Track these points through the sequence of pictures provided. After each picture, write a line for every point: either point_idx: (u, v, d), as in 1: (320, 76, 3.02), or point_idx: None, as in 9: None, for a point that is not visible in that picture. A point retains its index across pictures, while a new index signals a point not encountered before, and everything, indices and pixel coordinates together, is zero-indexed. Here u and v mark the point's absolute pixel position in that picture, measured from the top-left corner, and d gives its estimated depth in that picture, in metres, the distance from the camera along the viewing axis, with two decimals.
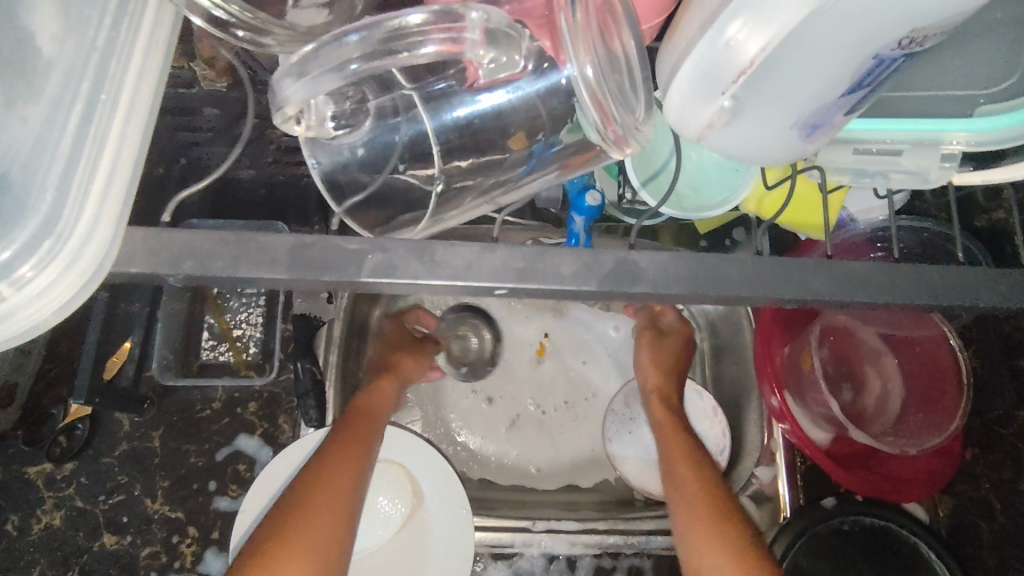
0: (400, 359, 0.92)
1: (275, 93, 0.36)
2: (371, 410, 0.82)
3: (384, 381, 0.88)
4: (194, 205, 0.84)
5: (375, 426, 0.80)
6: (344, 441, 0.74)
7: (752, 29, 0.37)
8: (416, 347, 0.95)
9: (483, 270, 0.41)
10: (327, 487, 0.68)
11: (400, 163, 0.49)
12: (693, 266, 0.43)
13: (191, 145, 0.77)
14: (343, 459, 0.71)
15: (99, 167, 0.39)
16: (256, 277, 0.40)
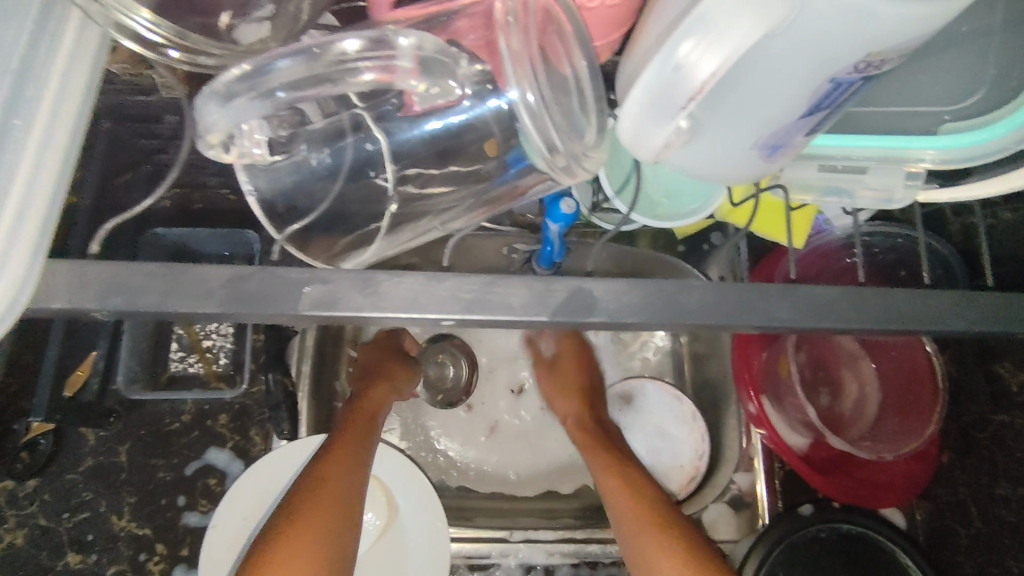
0: (392, 366, 0.90)
1: (200, 119, 0.33)
2: (365, 412, 0.81)
3: (374, 385, 0.86)
4: (160, 213, 0.81)
5: (374, 427, 0.80)
6: (342, 438, 0.73)
7: (703, 52, 0.32)
8: (395, 357, 0.92)
9: (430, 302, 0.39)
10: (332, 481, 0.67)
11: (376, 171, 0.47)
12: (651, 294, 0.42)
13: (152, 152, 0.74)
14: (345, 454, 0.71)
15: (8, 195, 0.37)
16: (187, 312, 0.38)
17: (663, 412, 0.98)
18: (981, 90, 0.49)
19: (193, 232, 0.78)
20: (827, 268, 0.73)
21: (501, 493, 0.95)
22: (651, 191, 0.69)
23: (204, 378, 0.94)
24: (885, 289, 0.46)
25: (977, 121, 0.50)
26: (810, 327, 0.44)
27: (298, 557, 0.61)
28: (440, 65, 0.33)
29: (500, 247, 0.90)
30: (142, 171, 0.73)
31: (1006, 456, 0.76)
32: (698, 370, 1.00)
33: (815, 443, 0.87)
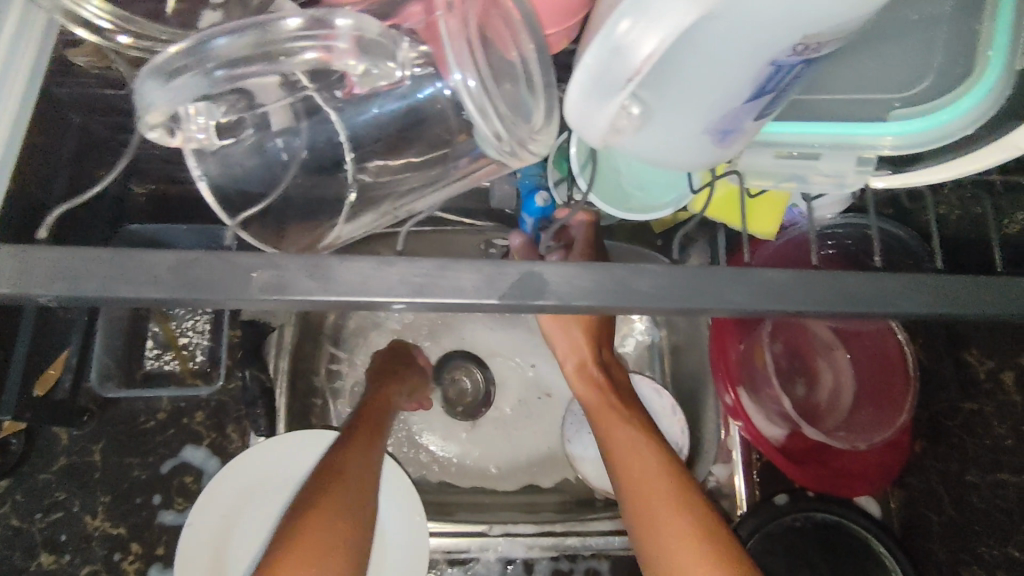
0: (403, 368, 0.91)
1: (138, 100, 0.33)
2: (379, 407, 0.84)
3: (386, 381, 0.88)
4: (135, 208, 0.80)
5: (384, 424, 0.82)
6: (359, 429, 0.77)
7: (640, 32, 0.33)
8: (406, 361, 0.93)
9: (380, 286, 0.40)
10: (354, 464, 0.70)
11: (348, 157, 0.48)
12: (601, 278, 0.42)
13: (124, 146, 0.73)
14: (363, 442, 0.74)
15: None
16: (133, 298, 0.38)
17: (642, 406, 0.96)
18: (927, 79, 0.51)
19: (171, 228, 0.77)
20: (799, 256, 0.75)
21: (480, 486, 0.96)
22: (627, 184, 0.71)
23: (177, 375, 0.93)
24: (838, 272, 0.46)
25: (928, 107, 0.51)
26: (763, 309, 0.45)
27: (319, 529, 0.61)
28: (380, 48, 0.33)
29: (478, 242, 0.92)
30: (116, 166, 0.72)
31: (975, 442, 0.77)
32: (676, 362, 1.01)
33: (793, 434, 0.87)
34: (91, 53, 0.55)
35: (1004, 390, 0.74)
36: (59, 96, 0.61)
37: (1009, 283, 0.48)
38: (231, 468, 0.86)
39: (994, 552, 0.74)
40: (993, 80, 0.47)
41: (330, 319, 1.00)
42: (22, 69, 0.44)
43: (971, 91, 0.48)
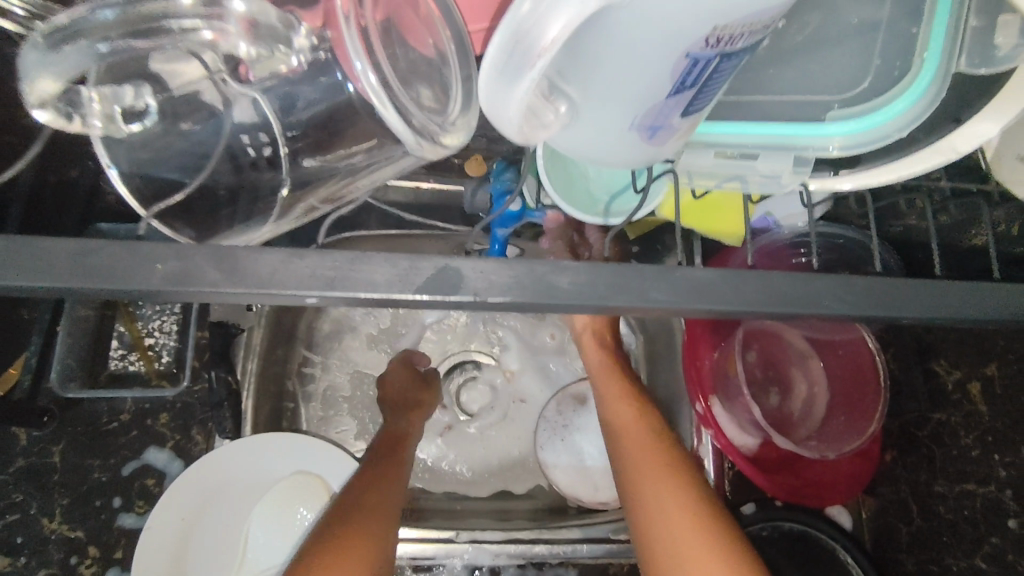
0: (412, 394, 0.92)
1: (24, 70, 0.31)
2: (406, 443, 0.86)
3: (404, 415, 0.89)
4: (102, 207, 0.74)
5: (407, 445, 0.86)
6: (384, 465, 0.78)
7: (544, 13, 0.32)
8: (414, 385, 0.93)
9: (290, 278, 0.39)
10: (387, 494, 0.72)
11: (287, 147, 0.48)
12: (521, 273, 0.42)
13: None
14: (390, 477, 0.76)
15: None
16: (31, 286, 0.37)
17: None
18: (867, 79, 0.51)
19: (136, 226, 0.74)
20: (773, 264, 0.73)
21: (455, 491, 0.95)
22: (595, 190, 0.70)
23: (144, 377, 0.92)
24: (765, 271, 0.46)
25: (865, 108, 0.50)
26: (687, 308, 0.44)
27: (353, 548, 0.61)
28: (273, 34, 0.33)
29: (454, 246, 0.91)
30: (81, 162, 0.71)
31: (943, 452, 0.77)
32: (652, 369, 1.00)
33: (765, 442, 0.86)
34: None
35: (970, 401, 0.74)
36: None
37: (940, 285, 0.48)
38: (200, 467, 0.85)
39: (962, 564, 0.73)
40: (927, 79, 0.47)
41: (304, 321, 0.99)
42: None
43: (907, 91, 0.48)
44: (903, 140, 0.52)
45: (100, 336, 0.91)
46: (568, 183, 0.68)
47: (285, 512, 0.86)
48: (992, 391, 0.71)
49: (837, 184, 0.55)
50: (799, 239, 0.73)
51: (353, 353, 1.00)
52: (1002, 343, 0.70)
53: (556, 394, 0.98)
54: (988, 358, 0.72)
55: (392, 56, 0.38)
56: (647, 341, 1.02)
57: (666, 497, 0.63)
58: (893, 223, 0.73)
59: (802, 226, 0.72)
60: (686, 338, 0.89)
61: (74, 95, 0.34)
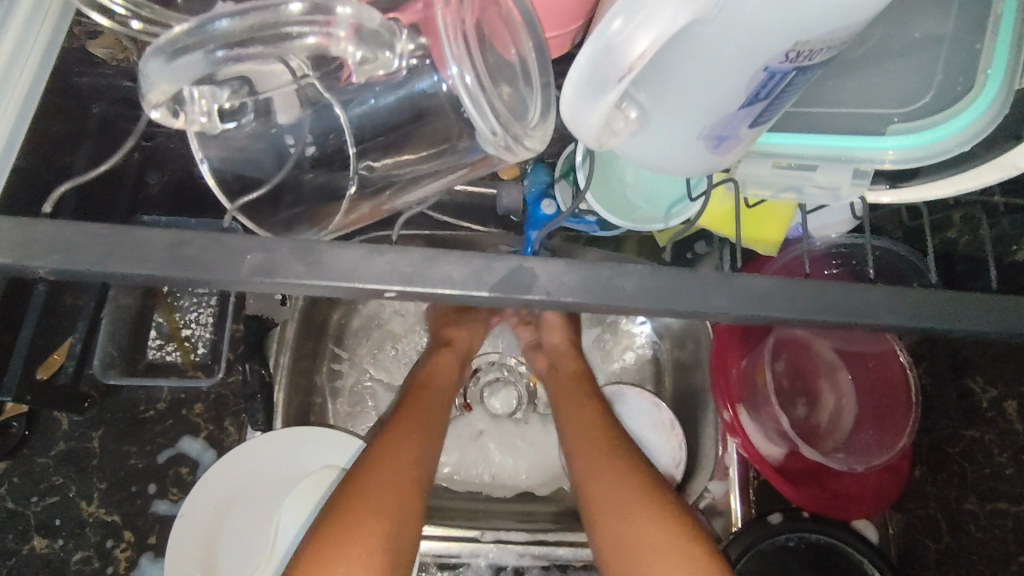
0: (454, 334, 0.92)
1: (145, 78, 0.34)
2: (434, 385, 0.85)
3: (439, 359, 0.89)
4: (150, 199, 0.77)
5: (443, 397, 0.84)
6: (411, 409, 0.79)
7: (635, 26, 0.34)
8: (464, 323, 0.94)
9: (370, 273, 0.41)
10: (408, 450, 0.73)
11: (353, 142, 0.50)
12: (589, 275, 0.43)
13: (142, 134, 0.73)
14: (414, 432, 0.76)
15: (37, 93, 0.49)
16: (127, 273, 0.39)
17: (641, 419, 0.95)
18: (929, 93, 0.51)
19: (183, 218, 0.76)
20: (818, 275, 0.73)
21: (479, 491, 0.96)
22: (633, 197, 0.71)
23: (181, 367, 0.93)
24: (821, 281, 0.47)
25: (926, 121, 0.51)
26: (745, 314, 0.45)
27: (370, 524, 0.65)
28: (377, 38, 0.35)
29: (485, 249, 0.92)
30: (132, 158, 0.73)
31: (975, 470, 0.76)
32: (679, 377, 1.01)
33: (791, 454, 0.87)
34: (112, 44, 0.58)
35: (1005, 419, 0.73)
36: (80, 86, 0.62)
37: (995, 301, 0.48)
38: (232, 460, 0.87)
39: None
40: (994, 91, 0.47)
41: (335, 317, 1.00)
42: (39, 36, 0.50)
43: (976, 102, 0.48)
44: (962, 155, 0.52)
45: (140, 326, 0.93)
46: (606, 190, 0.71)
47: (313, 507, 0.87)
48: None
49: (883, 197, 0.56)
50: (836, 251, 0.74)
51: (381, 351, 1.02)
52: None
53: None
54: None
55: (483, 60, 0.40)
56: (677, 347, 1.01)
57: (636, 524, 0.68)
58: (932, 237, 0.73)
59: (836, 238, 0.72)
60: (715, 343, 0.91)
61: (180, 96, 0.37)
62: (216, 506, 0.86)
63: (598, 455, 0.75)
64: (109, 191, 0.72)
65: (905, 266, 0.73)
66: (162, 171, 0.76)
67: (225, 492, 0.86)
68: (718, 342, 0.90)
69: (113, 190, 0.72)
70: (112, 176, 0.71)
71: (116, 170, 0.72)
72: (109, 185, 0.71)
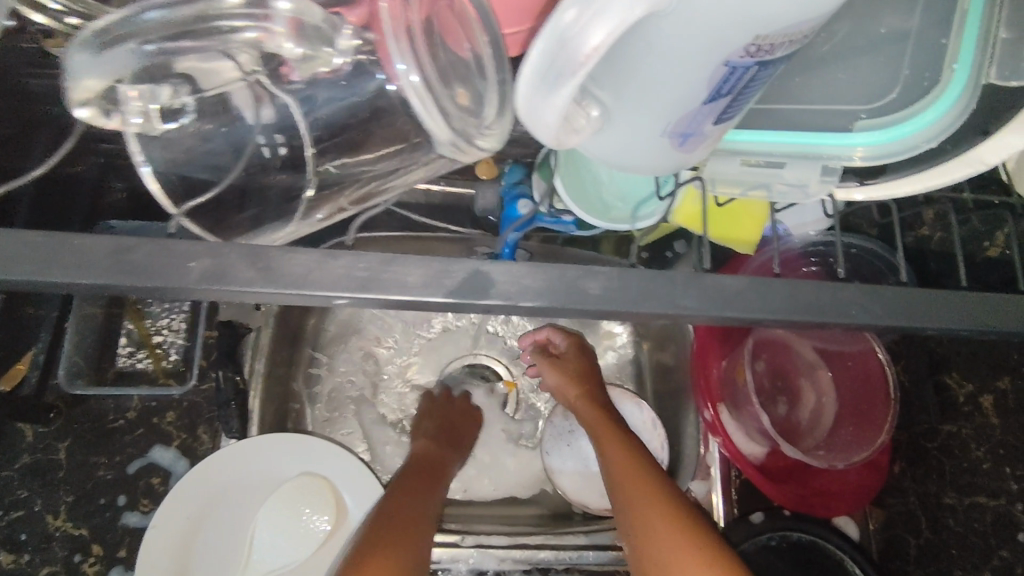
0: (458, 426, 0.92)
1: (68, 73, 0.31)
2: (434, 465, 0.85)
3: (443, 452, 0.88)
4: (113, 205, 0.74)
5: (441, 477, 0.84)
6: (414, 480, 0.80)
7: (588, 17, 0.32)
8: (462, 420, 0.93)
9: (325, 278, 0.39)
10: (410, 518, 0.71)
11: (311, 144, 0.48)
12: (553, 278, 0.42)
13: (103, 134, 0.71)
14: (407, 501, 0.74)
15: None
16: (66, 282, 0.37)
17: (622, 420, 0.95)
18: (896, 89, 0.51)
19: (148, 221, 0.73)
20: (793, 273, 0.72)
21: (462, 495, 0.94)
22: (607, 195, 0.69)
23: (151, 374, 0.91)
24: (794, 281, 0.46)
25: (892, 118, 0.50)
26: (715, 315, 0.44)
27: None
28: (318, 36, 0.33)
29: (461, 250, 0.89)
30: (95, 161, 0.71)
31: (953, 464, 0.76)
32: (660, 378, 1.00)
33: (773, 452, 0.86)
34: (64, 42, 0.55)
35: (983, 413, 0.74)
36: (32, 86, 0.60)
37: (970, 298, 0.47)
38: (209, 466, 0.85)
39: None
40: (957, 92, 0.47)
41: (312, 322, 0.98)
42: None
43: (937, 102, 0.48)
44: (931, 151, 0.52)
45: (108, 333, 0.90)
46: (580, 188, 0.69)
47: (290, 515, 0.85)
48: (1006, 404, 0.72)
49: (855, 194, 0.56)
50: (812, 249, 0.74)
51: (360, 356, 0.99)
52: (1015, 355, 0.72)
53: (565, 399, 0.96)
54: (1003, 371, 0.73)
55: (435, 59, 0.39)
56: (655, 347, 1.00)
57: (661, 541, 0.62)
58: (907, 234, 0.73)
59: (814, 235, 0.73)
60: (696, 344, 0.90)
61: (114, 94, 0.35)
62: (190, 516, 0.83)
63: (623, 478, 0.70)
64: (66, 196, 0.70)
65: (876, 265, 0.73)
66: (126, 175, 0.74)
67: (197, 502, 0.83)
68: (698, 343, 0.89)
69: (70, 193, 0.70)
70: (67, 179, 0.69)
71: (75, 173, 0.70)
72: (65, 187, 0.70)
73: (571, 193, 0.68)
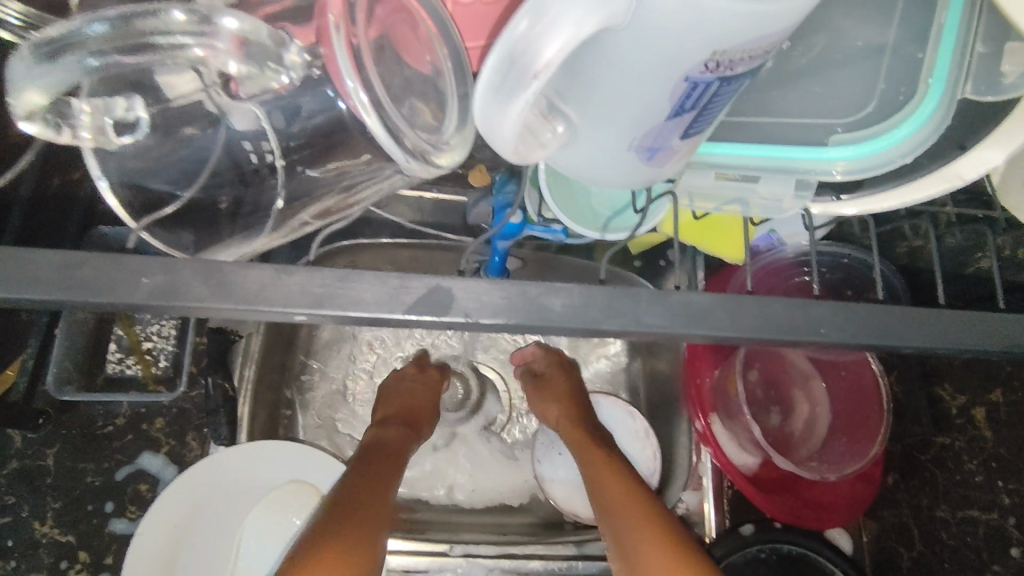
0: (420, 402, 0.86)
1: (11, 86, 0.32)
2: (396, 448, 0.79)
3: (408, 434, 0.83)
4: None
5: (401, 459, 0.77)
6: (372, 463, 0.73)
7: (541, 33, 0.32)
8: (432, 401, 0.89)
9: (279, 295, 0.39)
10: (370, 507, 0.64)
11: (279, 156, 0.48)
12: (513, 295, 0.41)
13: None
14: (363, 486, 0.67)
15: None
16: (14, 298, 0.37)
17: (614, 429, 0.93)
18: (872, 103, 0.50)
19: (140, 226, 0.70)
20: (777, 283, 0.72)
21: (452, 505, 0.93)
22: (597, 207, 0.69)
23: (141, 381, 0.91)
24: (763, 298, 0.45)
25: (870, 132, 0.50)
26: (681, 333, 0.43)
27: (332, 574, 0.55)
28: (263, 52, 0.33)
29: (451, 259, 0.89)
30: None
31: (947, 477, 0.75)
32: (653, 386, 0.98)
33: (765, 463, 0.85)
34: None
35: (975, 426, 0.72)
36: None
37: (944, 317, 0.46)
38: (201, 471, 0.84)
39: None
40: (930, 108, 0.46)
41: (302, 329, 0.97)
42: None
43: (911, 117, 0.48)
44: (909, 165, 0.51)
45: (99, 339, 0.90)
46: (569, 199, 0.68)
47: (277, 522, 0.85)
48: (997, 417, 0.70)
49: (836, 209, 0.55)
50: (804, 258, 0.71)
51: (351, 363, 0.98)
52: (1009, 369, 0.69)
53: None
54: (993, 384, 0.71)
55: (387, 74, 0.40)
56: (647, 356, 0.99)
57: (652, 560, 0.60)
58: (899, 245, 0.72)
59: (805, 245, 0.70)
60: (688, 355, 0.89)
61: (64, 108, 0.35)
62: (173, 525, 0.82)
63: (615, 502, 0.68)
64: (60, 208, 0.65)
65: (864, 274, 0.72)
66: None
67: (179, 511, 0.83)
68: (691, 353, 0.88)
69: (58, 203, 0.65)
70: (63, 196, 0.66)
71: (68, 181, 0.66)
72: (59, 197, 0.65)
73: (559, 202, 0.66)
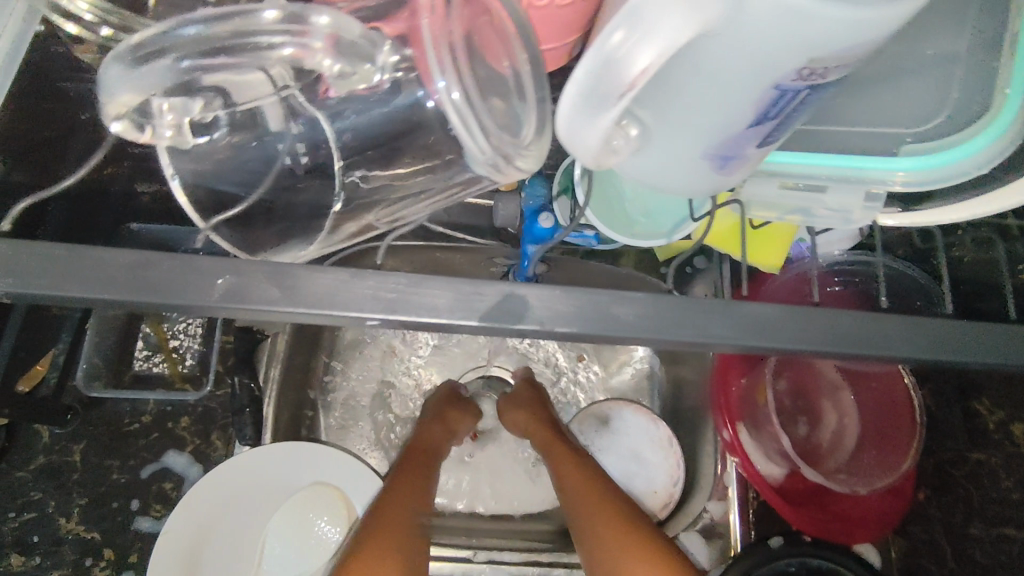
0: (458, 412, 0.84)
1: (104, 88, 0.32)
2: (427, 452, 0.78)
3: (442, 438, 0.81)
4: None
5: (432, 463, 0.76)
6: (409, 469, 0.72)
7: (636, 40, 0.31)
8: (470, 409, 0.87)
9: (352, 299, 0.38)
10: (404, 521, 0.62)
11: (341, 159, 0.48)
12: (582, 303, 0.40)
13: None
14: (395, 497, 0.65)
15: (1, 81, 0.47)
16: (85, 297, 0.37)
17: (639, 436, 0.93)
18: (944, 114, 0.49)
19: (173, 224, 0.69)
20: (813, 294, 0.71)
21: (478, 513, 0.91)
22: (632, 211, 0.68)
23: (168, 379, 0.90)
24: (833, 311, 0.44)
25: (939, 143, 0.49)
26: (750, 345, 0.42)
27: None
28: (355, 50, 0.33)
29: (483, 263, 0.88)
30: None
31: (981, 494, 0.73)
32: (678, 392, 0.96)
33: (792, 474, 0.82)
34: None
35: (1014, 442, 0.71)
36: None
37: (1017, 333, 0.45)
38: (229, 472, 0.83)
39: None
40: (1008, 116, 0.45)
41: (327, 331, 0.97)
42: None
43: (988, 128, 0.46)
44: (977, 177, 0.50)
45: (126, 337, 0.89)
46: (604, 204, 0.67)
47: (302, 523, 0.84)
48: None
49: (887, 220, 0.55)
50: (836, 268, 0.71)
51: (377, 366, 0.97)
52: None
53: (580, 415, 0.95)
54: None
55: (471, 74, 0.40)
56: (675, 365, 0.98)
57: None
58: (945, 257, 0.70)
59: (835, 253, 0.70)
60: (716, 362, 0.88)
61: (145, 107, 0.35)
62: (200, 526, 0.81)
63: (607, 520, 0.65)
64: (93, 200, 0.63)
65: (913, 287, 0.69)
66: None
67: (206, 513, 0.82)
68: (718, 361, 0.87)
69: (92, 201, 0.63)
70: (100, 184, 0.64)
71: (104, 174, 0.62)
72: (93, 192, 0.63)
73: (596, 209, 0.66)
